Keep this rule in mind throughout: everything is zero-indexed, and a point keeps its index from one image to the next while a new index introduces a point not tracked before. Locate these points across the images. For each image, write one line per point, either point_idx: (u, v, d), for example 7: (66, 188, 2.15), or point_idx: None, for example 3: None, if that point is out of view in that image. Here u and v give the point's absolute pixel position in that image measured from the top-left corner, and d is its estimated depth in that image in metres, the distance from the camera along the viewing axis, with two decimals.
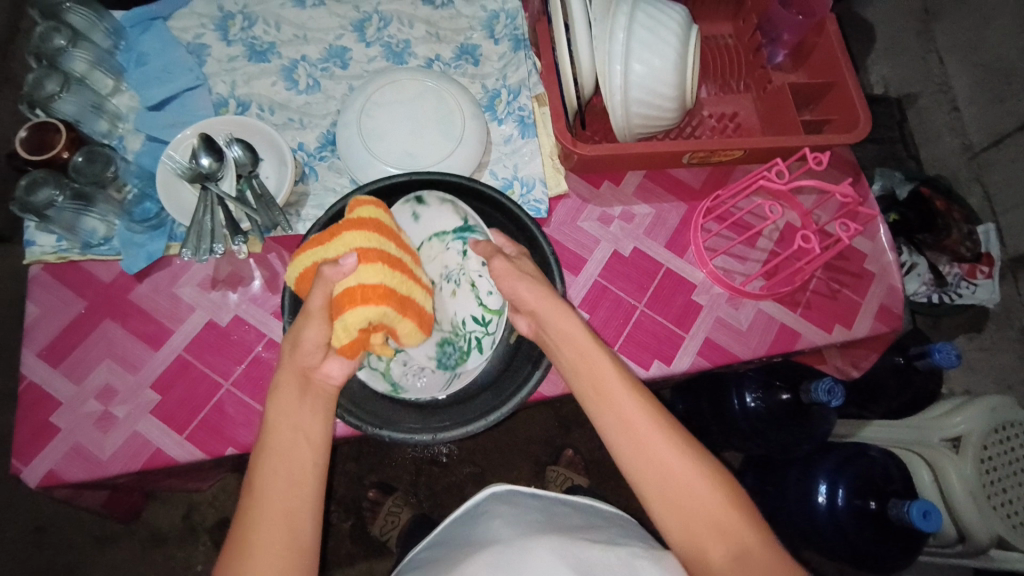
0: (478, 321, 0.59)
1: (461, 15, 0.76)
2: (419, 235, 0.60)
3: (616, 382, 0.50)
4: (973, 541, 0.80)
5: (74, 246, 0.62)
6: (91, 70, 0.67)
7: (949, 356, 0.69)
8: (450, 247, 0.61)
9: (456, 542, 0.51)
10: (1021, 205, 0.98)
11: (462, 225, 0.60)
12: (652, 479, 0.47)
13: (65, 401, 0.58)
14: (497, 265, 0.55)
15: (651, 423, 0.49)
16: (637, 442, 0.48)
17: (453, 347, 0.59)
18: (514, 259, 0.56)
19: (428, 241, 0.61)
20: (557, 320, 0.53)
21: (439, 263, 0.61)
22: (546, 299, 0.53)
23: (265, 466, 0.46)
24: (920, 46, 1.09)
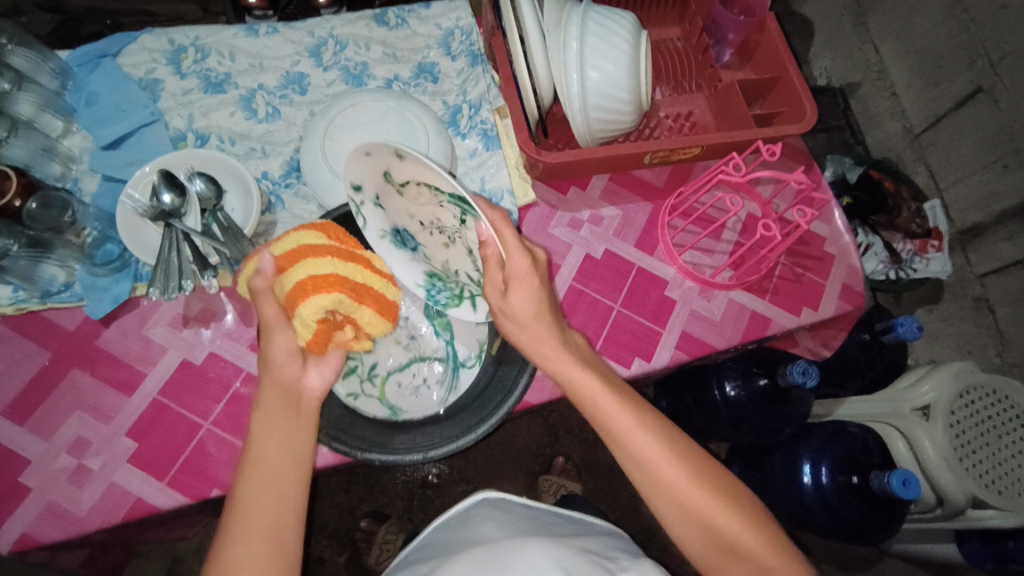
0: (473, 278, 0.60)
1: (416, 34, 0.77)
2: (407, 174, 0.53)
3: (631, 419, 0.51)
4: (951, 503, 0.83)
5: (34, 295, 0.60)
6: (40, 113, 0.65)
7: (911, 329, 0.72)
8: (444, 204, 0.56)
9: (443, 544, 0.52)
10: (961, 180, 1.02)
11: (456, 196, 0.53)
12: (658, 491, 0.50)
13: (35, 458, 0.56)
14: (497, 309, 0.54)
15: (652, 437, 0.51)
16: (641, 458, 0.51)
17: (447, 290, 0.59)
18: (509, 311, 0.54)
19: (419, 186, 0.55)
20: (558, 362, 0.53)
21: (430, 212, 0.57)
22: (542, 339, 0.53)
23: (246, 489, 0.46)
24: (857, 37, 1.15)
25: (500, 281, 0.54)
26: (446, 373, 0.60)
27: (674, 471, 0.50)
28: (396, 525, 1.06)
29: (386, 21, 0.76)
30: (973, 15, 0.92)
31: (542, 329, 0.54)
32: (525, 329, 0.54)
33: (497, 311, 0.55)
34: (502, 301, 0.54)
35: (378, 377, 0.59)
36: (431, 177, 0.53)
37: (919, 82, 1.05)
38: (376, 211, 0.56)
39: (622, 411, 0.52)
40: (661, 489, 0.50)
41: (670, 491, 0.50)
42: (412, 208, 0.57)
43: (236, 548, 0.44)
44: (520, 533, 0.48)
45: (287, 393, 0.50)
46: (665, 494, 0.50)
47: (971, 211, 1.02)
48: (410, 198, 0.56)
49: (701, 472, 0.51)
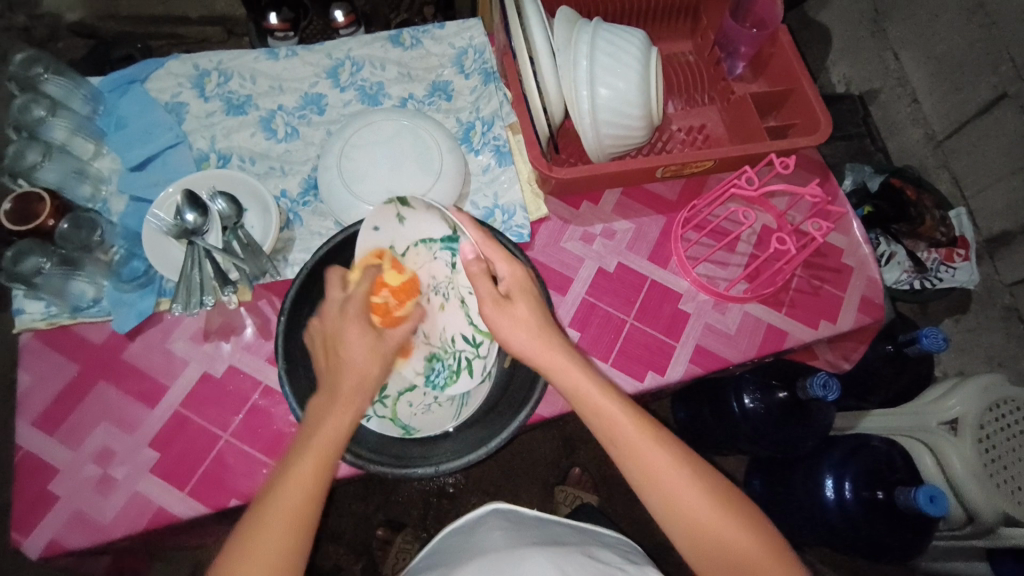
0: (468, 341, 0.62)
1: (431, 54, 0.78)
2: (406, 241, 0.62)
3: (654, 450, 0.50)
4: (980, 520, 0.80)
5: (64, 311, 0.62)
6: (71, 136, 0.68)
7: (936, 340, 0.70)
8: (438, 256, 0.63)
9: (451, 552, 0.52)
10: (986, 187, 1.00)
11: (450, 235, 0.62)
12: (680, 526, 0.49)
13: (63, 468, 0.57)
14: (490, 311, 0.55)
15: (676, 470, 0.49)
16: (664, 492, 0.49)
17: (443, 368, 0.61)
18: (508, 306, 0.55)
19: (415, 247, 0.63)
20: (574, 381, 0.52)
21: (427, 271, 0.63)
22: (540, 344, 0.54)
23: (291, 467, 0.46)
24: (876, 45, 1.13)
25: (493, 288, 0.56)
26: (457, 391, 0.60)
27: (700, 505, 0.49)
28: (411, 534, 1.08)
29: (401, 41, 0.78)
30: (995, 20, 0.90)
31: (550, 340, 0.54)
32: (530, 342, 0.54)
33: (491, 319, 0.55)
34: (499, 312, 0.55)
35: (389, 398, 0.59)
36: (425, 230, 0.63)
37: (941, 89, 1.03)
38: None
39: (645, 442, 0.50)
40: (683, 523, 0.49)
41: (691, 522, 0.48)
42: (411, 276, 0.63)
43: (264, 520, 0.44)
44: (528, 544, 0.48)
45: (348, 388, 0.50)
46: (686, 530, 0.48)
47: (998, 218, 1.00)
48: (407, 269, 0.62)
49: (726, 504, 0.49)
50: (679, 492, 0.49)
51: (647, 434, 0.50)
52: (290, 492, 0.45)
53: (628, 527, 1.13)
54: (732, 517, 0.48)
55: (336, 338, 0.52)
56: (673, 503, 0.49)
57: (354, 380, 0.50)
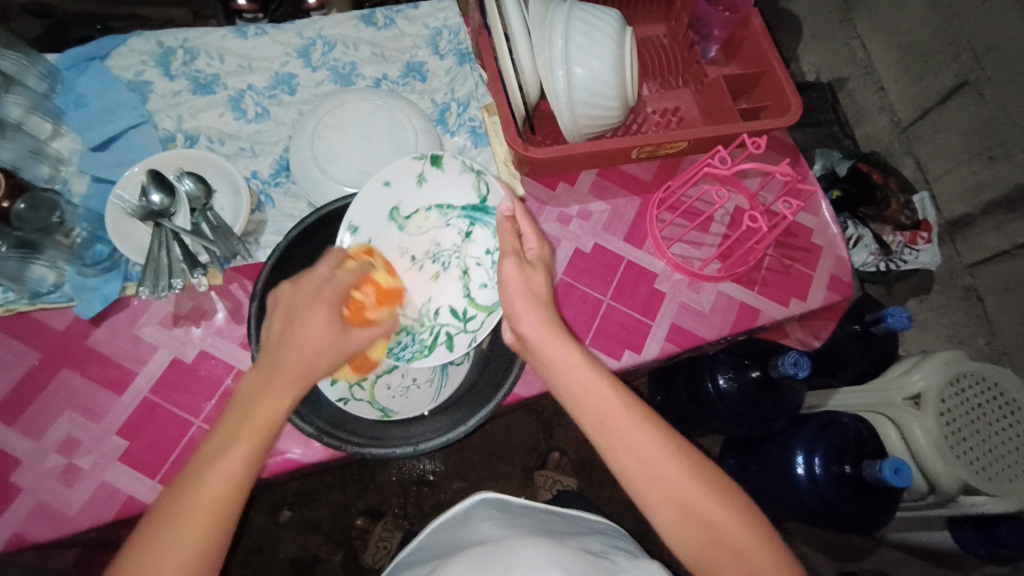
0: (456, 316, 0.63)
1: (405, 34, 0.77)
2: (417, 203, 0.64)
3: (623, 420, 0.49)
4: (942, 491, 0.84)
5: (22, 297, 0.60)
6: (27, 115, 0.65)
7: (901, 319, 0.73)
8: (451, 224, 0.65)
9: (443, 546, 0.53)
10: (949, 172, 1.03)
11: (477, 205, 0.65)
12: (653, 493, 0.47)
13: (25, 458, 0.56)
14: (508, 266, 0.55)
15: (649, 434, 0.49)
16: (638, 458, 0.48)
17: (414, 343, 0.61)
18: (525, 267, 0.56)
19: (426, 211, 0.65)
20: (552, 352, 0.52)
21: (433, 237, 0.65)
22: (543, 321, 0.53)
23: (233, 432, 0.45)
24: (844, 33, 1.16)
25: (517, 244, 0.57)
26: (434, 371, 0.61)
27: (674, 470, 0.48)
28: (392, 522, 1.07)
29: (374, 21, 0.76)
30: (957, 9, 0.93)
31: (543, 316, 0.54)
32: (531, 315, 0.54)
33: (509, 278, 0.55)
34: (521, 271, 0.56)
35: (367, 381, 0.58)
36: (445, 198, 0.65)
37: (906, 77, 1.06)
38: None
39: (619, 409, 0.50)
40: (656, 490, 0.47)
41: (671, 494, 0.47)
42: (413, 237, 0.65)
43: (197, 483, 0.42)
44: (518, 532, 0.50)
45: (291, 369, 0.47)
46: (658, 496, 0.47)
47: (959, 202, 1.03)
48: (411, 231, 0.65)
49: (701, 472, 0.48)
50: (653, 457, 0.48)
51: (622, 402, 0.50)
52: (225, 466, 0.43)
53: (606, 509, 1.15)
54: (703, 481, 0.48)
55: (291, 314, 0.50)
56: (647, 470, 0.48)
57: (298, 361, 0.48)
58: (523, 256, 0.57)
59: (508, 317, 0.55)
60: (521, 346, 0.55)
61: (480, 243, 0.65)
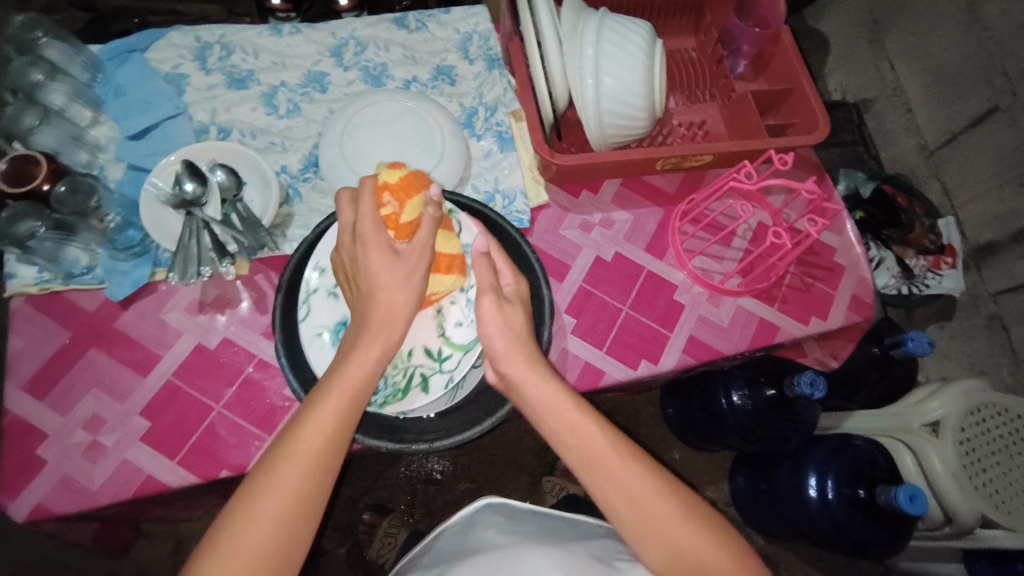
0: (432, 356, 0.56)
1: (436, 38, 0.78)
2: None
3: (610, 454, 0.50)
4: (959, 522, 0.82)
5: (56, 277, 0.62)
6: (70, 102, 0.67)
7: (922, 344, 0.71)
8: None
9: (448, 551, 0.54)
10: (976, 198, 1.02)
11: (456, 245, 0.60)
12: (643, 532, 0.48)
13: (51, 433, 0.57)
14: (485, 305, 0.53)
15: (640, 476, 0.49)
16: (629, 499, 0.48)
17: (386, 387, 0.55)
18: (503, 301, 0.54)
19: None
20: (537, 389, 0.51)
21: None
22: (524, 365, 0.52)
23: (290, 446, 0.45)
24: (873, 54, 1.16)
25: (495, 278, 0.54)
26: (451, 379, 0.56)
27: (665, 510, 0.48)
28: (397, 519, 1.07)
29: (407, 24, 0.78)
30: (992, 33, 0.92)
31: (523, 350, 0.52)
32: (507, 354, 0.52)
33: (487, 315, 0.53)
34: (499, 307, 0.53)
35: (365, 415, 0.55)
36: None
37: (935, 100, 1.05)
38: (329, 302, 0.56)
39: (609, 452, 0.50)
40: (647, 529, 0.48)
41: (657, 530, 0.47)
42: None
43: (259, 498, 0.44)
44: (525, 538, 0.50)
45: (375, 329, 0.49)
46: (649, 533, 0.48)
47: (985, 228, 1.02)
48: None
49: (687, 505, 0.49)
50: (644, 498, 0.48)
51: (613, 445, 0.50)
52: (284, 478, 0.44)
53: None
54: (694, 520, 0.48)
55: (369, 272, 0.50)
56: (638, 509, 0.48)
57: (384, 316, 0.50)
58: (501, 291, 0.54)
59: (488, 356, 0.53)
60: (504, 385, 0.53)
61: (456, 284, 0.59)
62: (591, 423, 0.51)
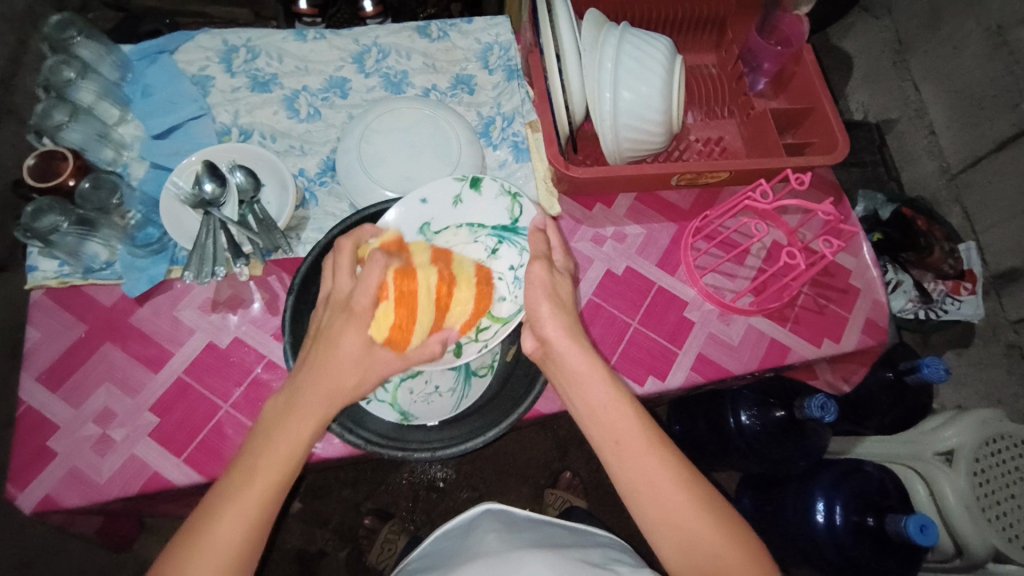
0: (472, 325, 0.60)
1: (457, 47, 0.79)
2: (449, 220, 0.64)
3: (636, 435, 0.48)
4: (970, 555, 0.79)
5: (76, 271, 0.63)
6: (98, 100, 0.68)
7: (937, 371, 0.70)
8: (479, 240, 0.64)
9: (448, 554, 0.54)
10: (998, 224, 1.00)
11: (507, 225, 0.64)
12: (660, 519, 0.46)
13: (64, 424, 0.58)
14: (536, 270, 0.55)
15: (664, 462, 0.48)
16: (652, 485, 0.47)
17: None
18: (554, 270, 0.56)
19: (455, 228, 0.64)
20: (573, 359, 0.52)
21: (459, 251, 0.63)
22: (568, 334, 0.52)
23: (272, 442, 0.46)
24: (897, 75, 1.14)
25: (546, 248, 0.57)
26: (458, 381, 0.60)
27: (683, 500, 0.46)
28: (398, 524, 1.06)
29: (428, 33, 0.79)
30: (1019, 57, 0.91)
31: (565, 322, 0.53)
32: (553, 321, 0.53)
33: (538, 278, 0.55)
34: (550, 274, 0.55)
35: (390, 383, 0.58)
36: (476, 216, 0.64)
37: (959, 123, 1.04)
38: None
39: (639, 436, 0.48)
40: (664, 518, 0.46)
41: (673, 519, 0.46)
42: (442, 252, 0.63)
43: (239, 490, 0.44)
44: (524, 545, 0.50)
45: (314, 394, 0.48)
46: (666, 521, 0.46)
47: (1007, 254, 0.99)
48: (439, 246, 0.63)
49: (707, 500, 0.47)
50: (667, 486, 0.47)
51: (642, 429, 0.49)
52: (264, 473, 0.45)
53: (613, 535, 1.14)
54: (714, 517, 0.46)
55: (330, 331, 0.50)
56: (659, 496, 0.46)
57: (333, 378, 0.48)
58: (552, 262, 0.57)
59: (532, 320, 0.54)
60: (542, 357, 0.55)
61: (505, 260, 0.63)
62: (625, 404, 0.50)
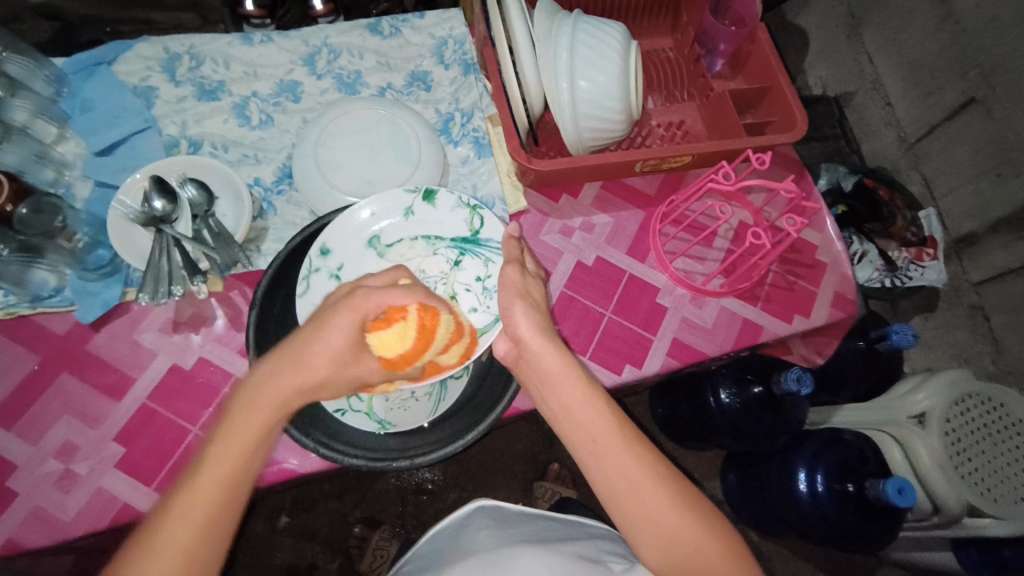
0: None
1: (411, 44, 0.77)
2: (400, 232, 0.63)
3: (612, 435, 0.48)
4: (947, 511, 0.82)
5: (23, 300, 0.60)
6: (33, 119, 0.65)
7: (906, 337, 0.72)
8: (439, 252, 0.63)
9: (440, 553, 0.54)
10: (955, 189, 1.02)
11: (467, 237, 0.63)
12: (636, 510, 0.46)
13: (23, 463, 0.55)
14: (509, 273, 0.56)
15: (642, 459, 0.47)
16: (630, 483, 0.46)
17: None
18: (525, 273, 0.57)
19: (410, 241, 0.63)
20: (545, 360, 0.51)
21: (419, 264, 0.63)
22: (540, 332, 0.52)
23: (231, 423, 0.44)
24: (851, 49, 1.16)
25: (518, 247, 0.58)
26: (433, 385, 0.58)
27: (656, 495, 0.46)
28: (389, 531, 1.06)
29: (380, 30, 0.77)
30: (965, 26, 0.93)
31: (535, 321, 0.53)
32: (526, 323, 0.53)
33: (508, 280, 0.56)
34: (522, 277, 0.56)
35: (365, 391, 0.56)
36: (433, 229, 0.63)
37: (914, 92, 1.06)
38: (329, 283, 0.60)
39: (614, 435, 0.48)
40: (640, 509, 0.46)
41: (650, 515, 0.46)
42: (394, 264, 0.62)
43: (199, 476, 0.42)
44: (515, 541, 0.50)
45: (208, 493, 0.41)
46: (643, 515, 0.46)
47: (965, 219, 1.02)
48: (391, 259, 0.62)
49: (684, 494, 0.47)
50: (643, 480, 0.47)
51: (618, 427, 0.48)
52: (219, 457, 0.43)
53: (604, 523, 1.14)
54: (692, 508, 0.46)
55: (241, 406, 0.44)
56: (634, 489, 0.46)
57: (227, 471, 0.42)
58: (525, 267, 0.57)
59: (507, 325, 0.54)
60: (515, 361, 0.54)
61: (470, 271, 0.62)
62: (600, 398, 0.50)
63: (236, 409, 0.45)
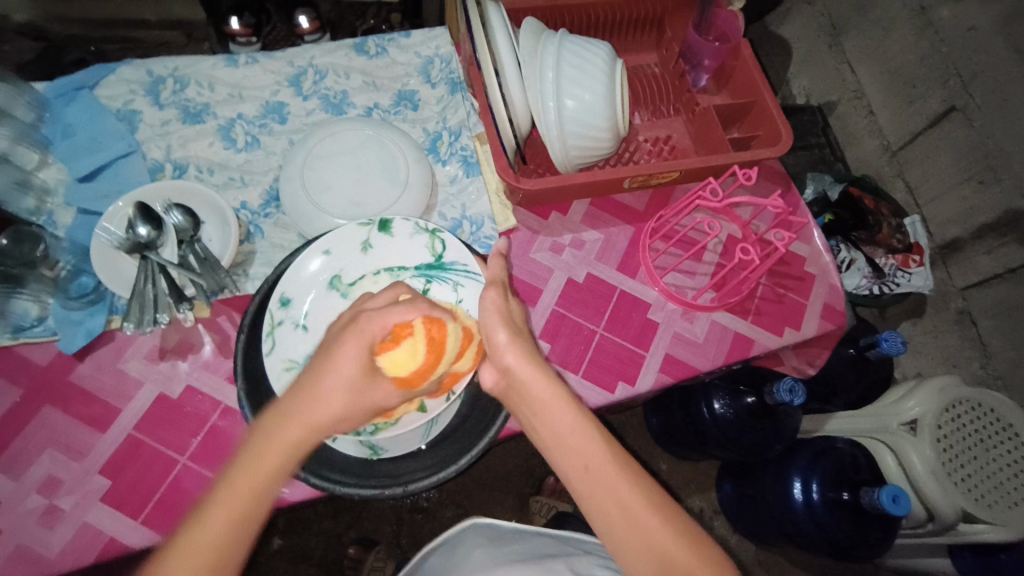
0: None
1: (397, 63, 0.77)
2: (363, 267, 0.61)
3: (605, 461, 0.47)
4: (941, 519, 0.82)
5: (4, 331, 0.58)
6: (13, 146, 0.64)
7: (895, 344, 0.72)
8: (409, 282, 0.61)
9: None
10: (939, 196, 1.04)
11: (432, 263, 0.62)
12: (635, 542, 0.45)
13: (6, 498, 0.54)
14: (491, 297, 0.54)
15: (634, 484, 0.47)
16: (623, 509, 0.46)
17: None
18: (506, 297, 0.55)
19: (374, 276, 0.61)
20: (539, 386, 0.50)
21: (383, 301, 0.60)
22: (525, 360, 0.51)
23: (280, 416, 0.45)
24: (834, 59, 1.18)
25: (501, 272, 0.56)
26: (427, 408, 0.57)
27: (649, 519, 0.46)
28: (384, 551, 1.04)
29: (366, 50, 0.77)
30: (943, 36, 0.95)
31: (522, 346, 0.52)
32: (511, 346, 0.52)
33: (486, 305, 0.53)
34: (505, 299, 0.54)
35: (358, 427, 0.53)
36: (397, 260, 0.62)
37: (895, 101, 1.07)
38: (297, 333, 0.57)
39: (607, 460, 0.47)
40: (638, 539, 0.45)
41: (644, 541, 0.45)
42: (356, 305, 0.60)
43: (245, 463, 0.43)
44: (509, 562, 0.50)
45: (232, 508, 0.41)
46: (639, 539, 0.45)
47: (950, 225, 1.03)
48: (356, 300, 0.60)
49: (678, 518, 0.46)
50: (635, 504, 0.46)
51: (610, 452, 0.48)
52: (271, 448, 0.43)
53: None
54: (684, 531, 0.46)
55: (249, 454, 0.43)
56: (633, 521, 0.45)
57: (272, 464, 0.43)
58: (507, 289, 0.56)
59: (491, 351, 0.53)
60: (501, 388, 0.53)
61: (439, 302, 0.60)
62: (591, 427, 0.49)
63: (263, 428, 0.44)
